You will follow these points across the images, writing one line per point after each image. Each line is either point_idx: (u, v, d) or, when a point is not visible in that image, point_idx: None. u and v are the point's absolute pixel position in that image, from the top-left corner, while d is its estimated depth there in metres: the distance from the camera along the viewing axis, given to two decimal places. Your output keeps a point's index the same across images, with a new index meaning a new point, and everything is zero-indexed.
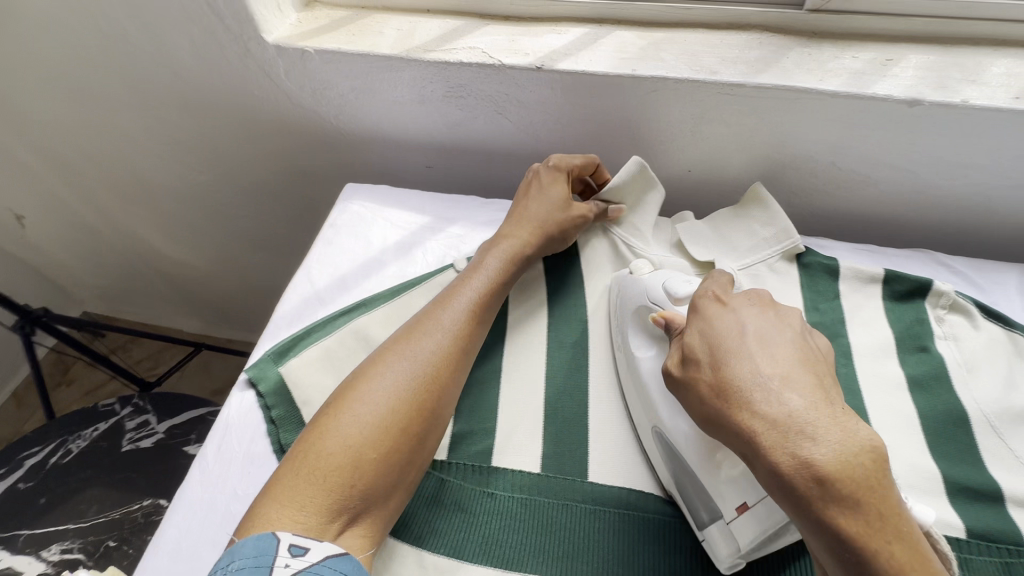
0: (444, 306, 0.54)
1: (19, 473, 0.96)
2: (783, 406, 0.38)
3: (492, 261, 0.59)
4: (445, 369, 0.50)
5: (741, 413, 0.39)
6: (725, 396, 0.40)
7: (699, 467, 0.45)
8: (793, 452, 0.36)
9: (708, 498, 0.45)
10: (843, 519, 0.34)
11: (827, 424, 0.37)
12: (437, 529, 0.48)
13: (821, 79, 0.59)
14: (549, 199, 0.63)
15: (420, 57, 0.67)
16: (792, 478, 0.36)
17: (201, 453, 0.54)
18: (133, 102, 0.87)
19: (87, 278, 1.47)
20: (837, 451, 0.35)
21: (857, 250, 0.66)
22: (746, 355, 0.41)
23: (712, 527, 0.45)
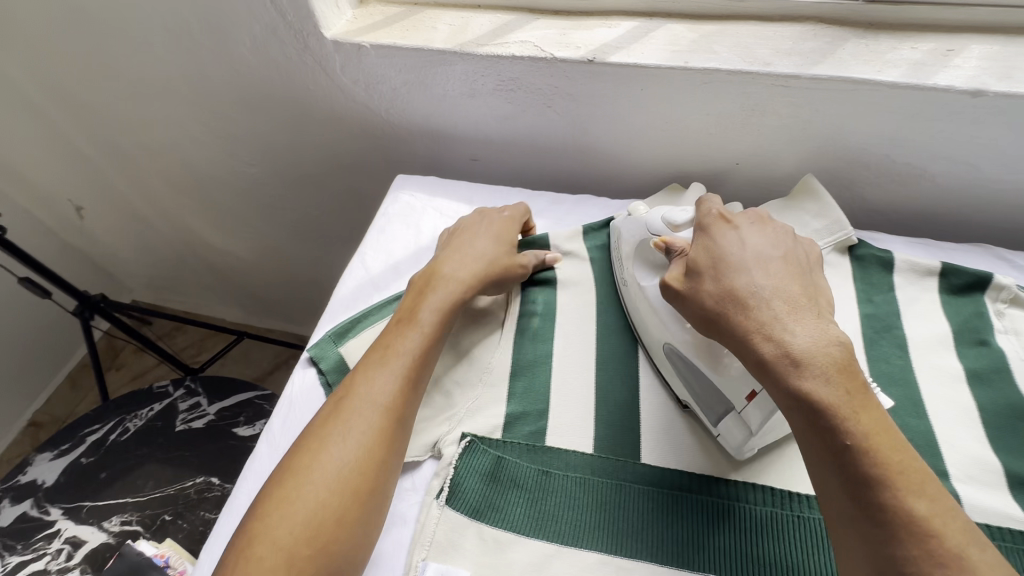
0: (370, 374, 0.50)
1: (82, 448, 1.01)
2: (771, 308, 0.42)
3: (427, 315, 0.55)
4: (392, 415, 0.48)
5: (739, 318, 0.43)
6: (723, 301, 0.44)
7: (710, 369, 0.49)
8: (777, 341, 0.41)
9: (720, 394, 0.50)
10: (821, 395, 0.38)
11: (805, 321, 0.41)
12: (494, 503, 0.49)
13: (879, 70, 0.59)
14: (488, 239, 0.63)
15: (473, 51, 0.69)
16: (772, 364, 0.40)
17: (267, 427, 0.57)
18: (193, 97, 0.92)
19: (137, 268, 1.54)
20: (809, 339, 0.40)
21: (912, 243, 0.66)
22: (742, 268, 0.45)
23: (726, 419, 0.50)
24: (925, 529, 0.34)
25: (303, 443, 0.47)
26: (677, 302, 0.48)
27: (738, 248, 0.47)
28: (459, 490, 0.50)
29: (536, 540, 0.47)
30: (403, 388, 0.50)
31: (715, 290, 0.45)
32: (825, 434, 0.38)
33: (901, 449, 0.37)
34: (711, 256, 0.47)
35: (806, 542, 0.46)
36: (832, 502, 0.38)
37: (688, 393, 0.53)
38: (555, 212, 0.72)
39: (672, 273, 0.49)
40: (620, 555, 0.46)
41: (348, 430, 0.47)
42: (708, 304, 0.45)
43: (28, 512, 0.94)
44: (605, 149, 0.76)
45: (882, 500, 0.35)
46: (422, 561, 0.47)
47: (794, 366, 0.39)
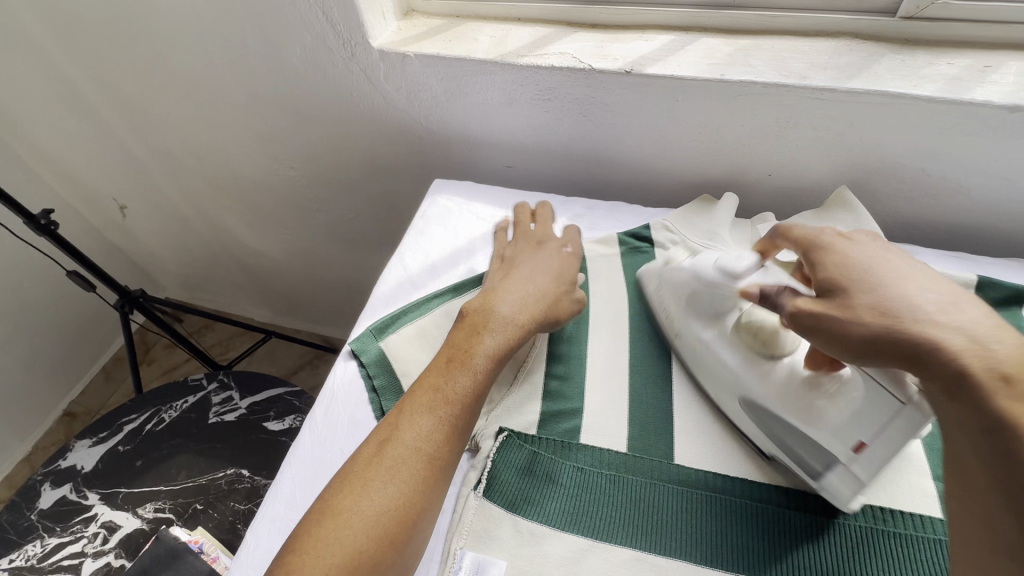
0: (420, 418, 0.48)
1: (119, 437, 1.05)
2: (966, 321, 0.36)
3: (483, 353, 0.52)
4: (452, 436, 0.47)
5: (911, 330, 0.37)
6: (891, 314, 0.38)
7: (807, 425, 0.47)
8: (980, 355, 0.34)
9: (820, 450, 0.47)
10: (1015, 413, 0.32)
11: (1009, 340, 0.35)
12: (529, 497, 0.50)
13: (916, 85, 0.60)
14: (544, 275, 0.60)
15: (514, 61, 0.72)
16: (973, 377, 0.34)
17: (310, 417, 0.59)
18: (240, 102, 0.96)
19: (172, 266, 1.59)
20: (1014, 354, 0.34)
21: (946, 257, 0.66)
22: (898, 281, 0.40)
23: (831, 473, 0.47)
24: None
25: (369, 454, 0.46)
26: (816, 334, 0.42)
27: (872, 258, 0.43)
28: (497, 484, 0.51)
29: (571, 534, 0.48)
30: (467, 409, 0.49)
31: (874, 307, 0.39)
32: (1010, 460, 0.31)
33: None
34: (853, 266, 0.43)
35: (837, 547, 0.47)
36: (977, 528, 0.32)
37: (777, 446, 0.51)
38: (588, 218, 0.74)
39: (798, 300, 0.44)
40: (652, 552, 0.47)
41: (410, 449, 0.46)
42: (871, 320, 0.39)
43: (67, 496, 0.98)
44: (637, 159, 0.78)
45: None
46: (461, 549, 0.48)
47: (1005, 384, 0.33)
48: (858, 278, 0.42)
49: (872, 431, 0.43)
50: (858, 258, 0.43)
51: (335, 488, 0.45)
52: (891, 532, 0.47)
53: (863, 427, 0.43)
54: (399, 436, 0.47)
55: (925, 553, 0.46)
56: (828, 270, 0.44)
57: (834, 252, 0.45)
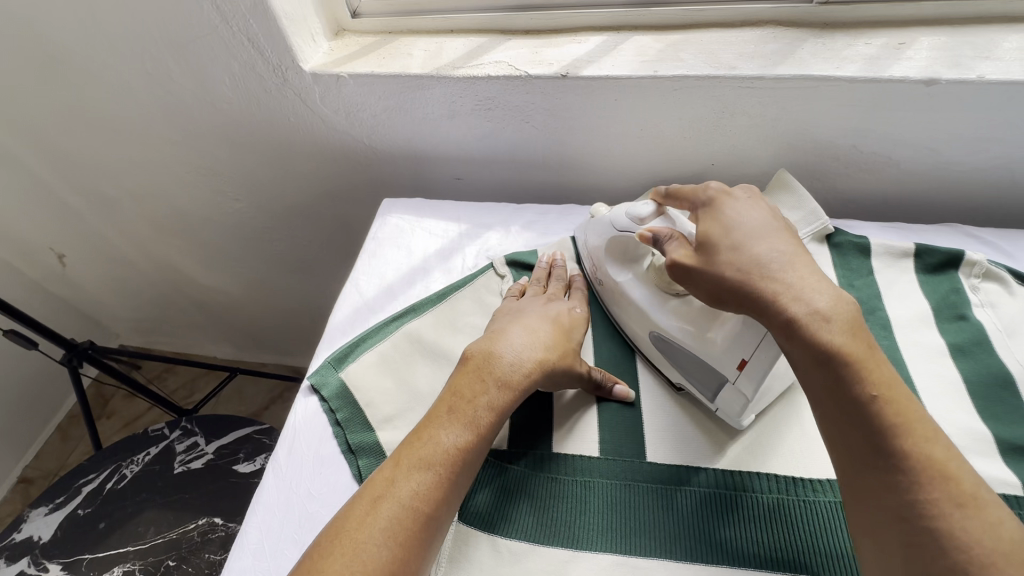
0: (414, 473, 0.45)
1: (77, 500, 0.99)
2: (792, 274, 0.46)
3: (483, 403, 0.49)
4: (450, 497, 0.45)
5: (758, 282, 0.46)
6: (745, 266, 0.47)
7: (696, 345, 0.53)
8: (804, 303, 0.43)
9: (711, 371, 0.53)
10: (843, 344, 0.41)
11: (822, 286, 0.44)
12: (505, 515, 0.50)
13: (837, 67, 0.62)
14: (541, 325, 0.57)
15: (450, 74, 0.71)
16: (802, 323, 0.43)
17: (272, 458, 0.56)
18: (172, 137, 0.92)
19: (122, 312, 1.51)
20: (826, 300, 0.43)
21: (885, 228, 0.68)
22: (758, 237, 0.49)
23: (722, 390, 0.53)
24: (941, 468, 0.36)
25: (361, 515, 0.43)
26: (687, 280, 0.51)
27: (748, 217, 0.51)
28: (471, 504, 0.50)
29: (550, 547, 0.48)
30: (463, 467, 0.46)
31: (733, 258, 0.48)
32: (848, 387, 0.40)
33: (908, 396, 0.40)
34: (724, 223, 0.51)
35: (811, 527, 0.47)
36: (844, 453, 0.40)
37: (679, 369, 0.57)
38: (541, 223, 0.74)
39: (677, 253, 0.51)
40: (633, 555, 0.47)
41: (408, 508, 0.43)
42: (728, 273, 0.47)
43: (25, 571, 0.91)
44: (583, 160, 0.79)
45: (898, 448, 0.38)
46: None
47: (826, 322, 0.42)
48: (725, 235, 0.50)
49: (751, 346, 0.49)
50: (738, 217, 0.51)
51: (348, 522, 0.43)
52: None
53: (744, 343, 0.49)
54: (415, 482, 0.44)
55: None
56: (705, 227, 0.52)
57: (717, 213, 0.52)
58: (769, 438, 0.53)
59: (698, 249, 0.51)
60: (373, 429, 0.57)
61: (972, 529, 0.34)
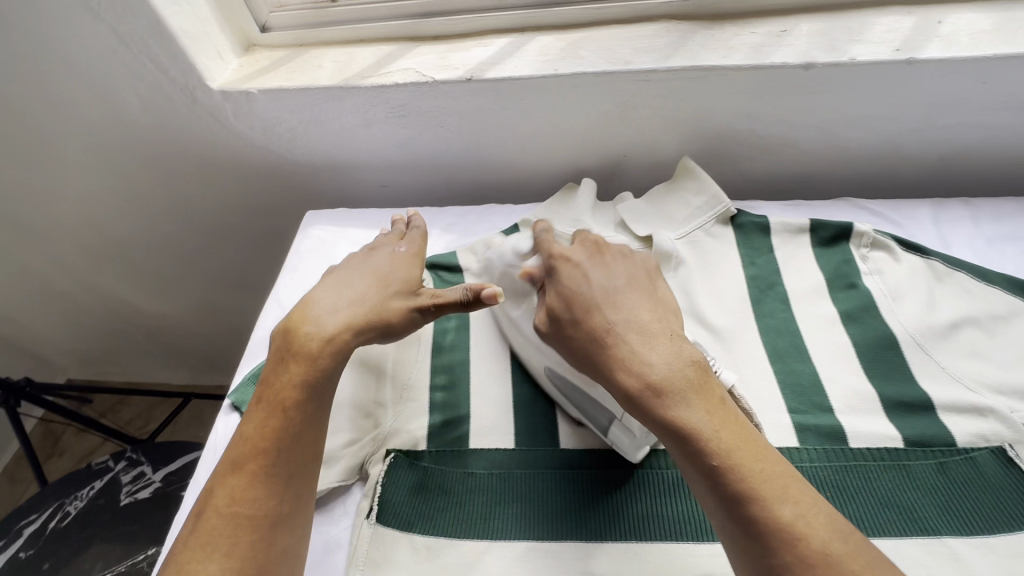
0: (232, 479, 0.44)
1: (19, 542, 0.95)
2: (629, 342, 0.44)
3: (285, 379, 0.48)
4: (281, 486, 0.44)
5: (600, 352, 0.44)
6: (588, 341, 0.46)
7: (587, 384, 0.51)
8: (638, 374, 0.42)
9: (600, 408, 0.51)
10: (680, 416, 0.39)
11: (658, 352, 0.43)
12: (422, 512, 0.51)
13: (724, 56, 0.65)
14: (368, 285, 0.54)
15: (359, 83, 0.72)
16: (636, 395, 0.41)
17: (195, 480, 0.57)
18: (89, 163, 0.90)
19: (64, 346, 1.47)
20: (663, 366, 0.42)
21: (786, 206, 0.72)
22: (602, 305, 0.47)
23: (613, 427, 0.50)
24: (797, 528, 0.34)
25: (191, 532, 0.42)
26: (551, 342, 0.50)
27: (589, 280, 0.49)
28: (388, 506, 0.51)
29: (466, 540, 0.49)
30: (285, 445, 0.45)
31: (578, 331, 0.47)
32: (692, 457, 0.38)
33: (759, 455, 0.38)
34: (569, 289, 0.50)
35: None
36: (720, 530, 0.37)
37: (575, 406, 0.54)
38: (461, 225, 0.75)
39: (540, 315, 0.51)
40: (546, 539, 0.48)
41: (224, 518, 0.42)
42: (576, 341, 0.47)
43: None
44: (502, 160, 0.80)
45: (751, 514, 0.35)
46: None
47: (655, 394, 0.40)
48: (572, 301, 0.48)
49: None
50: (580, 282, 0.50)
51: (165, 558, 0.42)
52: None
53: None
54: (216, 497, 0.43)
55: None
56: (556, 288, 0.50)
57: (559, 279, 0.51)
58: None
59: (548, 315, 0.50)
60: None
61: None
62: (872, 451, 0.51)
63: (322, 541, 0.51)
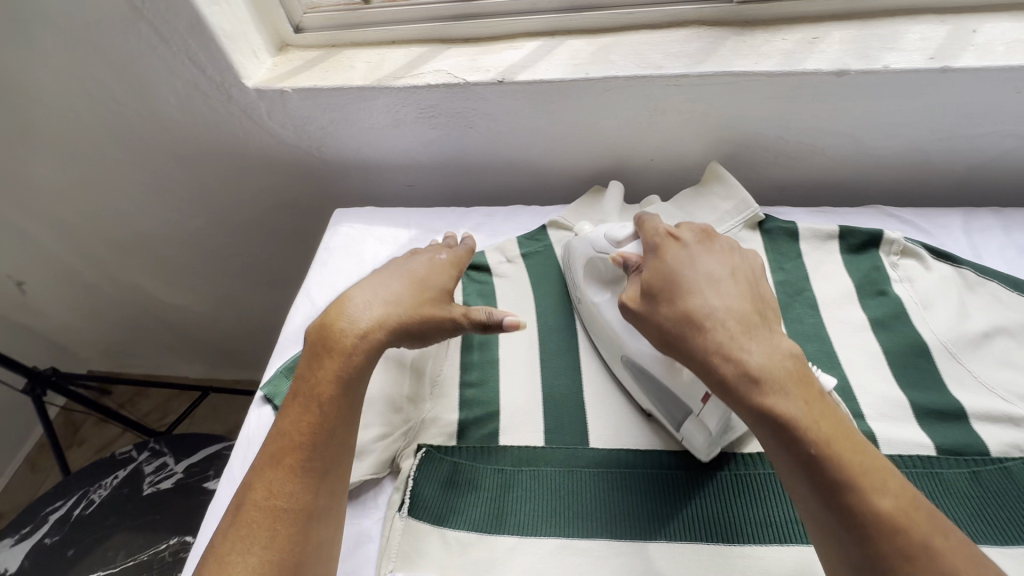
0: (265, 472, 0.46)
1: (44, 529, 0.97)
2: (726, 329, 0.42)
3: (322, 378, 0.49)
4: (317, 481, 0.47)
5: (692, 337, 0.43)
6: (682, 321, 0.44)
7: (665, 379, 0.51)
8: (737, 363, 0.40)
9: (675, 401, 0.51)
10: (780, 408, 0.38)
11: (755, 340, 0.41)
12: (454, 507, 0.51)
13: (755, 62, 0.66)
14: (402, 287, 0.55)
15: (391, 84, 0.73)
16: (735, 383, 0.40)
17: (227, 469, 0.58)
18: (122, 158, 0.92)
19: (87, 337, 1.49)
20: (761, 355, 0.40)
21: (813, 212, 0.72)
22: (691, 288, 0.45)
23: (687, 422, 0.51)
24: (892, 527, 0.35)
25: (226, 529, 0.44)
26: (634, 321, 0.48)
27: (693, 266, 0.47)
28: (420, 500, 0.52)
29: (498, 535, 0.49)
30: (319, 445, 0.47)
31: (671, 309, 0.45)
32: (791, 447, 0.38)
33: (855, 447, 0.38)
34: (660, 271, 0.47)
35: (739, 498, 0.50)
36: (804, 511, 0.39)
37: (648, 397, 0.55)
38: (489, 225, 0.76)
39: (627, 292, 0.49)
40: (577, 537, 0.49)
41: (264, 510, 0.44)
42: (666, 324, 0.45)
43: None
44: (529, 161, 0.81)
45: (848, 509, 0.36)
46: (391, 572, 0.48)
47: (758, 385, 0.39)
48: (659, 282, 0.47)
49: None
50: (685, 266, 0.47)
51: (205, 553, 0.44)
52: None
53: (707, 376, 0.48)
54: (255, 493, 0.46)
55: None
56: (652, 270, 0.48)
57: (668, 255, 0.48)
58: None
59: (641, 293, 0.48)
60: None
61: None
62: (903, 458, 0.51)
63: (353, 533, 0.52)
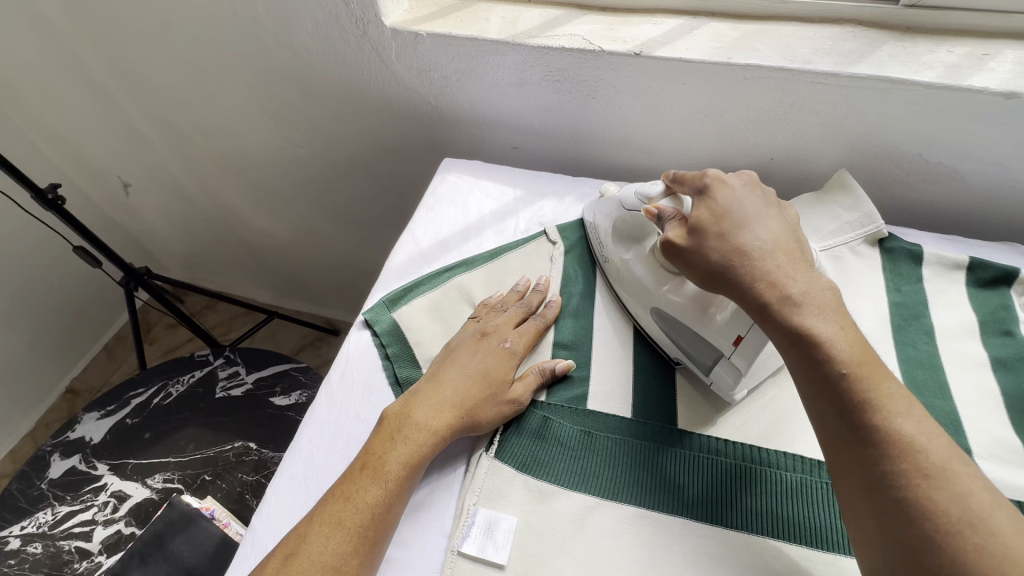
0: (325, 531, 0.46)
1: (127, 410, 1.06)
2: (773, 258, 0.47)
3: (394, 463, 0.50)
4: (368, 549, 0.46)
5: (740, 264, 0.48)
6: (731, 253, 0.48)
7: (697, 323, 0.55)
8: (778, 285, 0.46)
9: (707, 346, 0.55)
10: (815, 327, 0.43)
11: (799, 271, 0.47)
12: (539, 459, 0.53)
13: (916, 71, 0.62)
14: (472, 381, 0.55)
15: (525, 42, 0.73)
16: (776, 303, 0.45)
17: (325, 381, 0.61)
18: (248, 78, 0.96)
19: (172, 246, 1.59)
20: (803, 283, 0.45)
21: (940, 239, 0.68)
22: (744, 224, 0.50)
23: (717, 365, 0.55)
24: (908, 444, 0.37)
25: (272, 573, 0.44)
26: (678, 262, 0.52)
27: (741, 204, 0.52)
28: (508, 446, 0.54)
29: (578, 493, 0.51)
30: (378, 524, 0.47)
31: (720, 246, 0.49)
32: (819, 364, 0.42)
33: (885, 376, 0.41)
34: (713, 209, 0.52)
35: (833, 507, 0.49)
36: (826, 437, 0.42)
37: (677, 345, 0.58)
38: (596, 197, 0.76)
39: (670, 232, 0.53)
40: (657, 511, 0.50)
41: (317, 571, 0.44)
42: (714, 257, 0.49)
43: (76, 466, 0.99)
44: (643, 141, 0.80)
45: (874, 431, 0.39)
46: (473, 505, 0.50)
47: (796, 306, 0.44)
48: (711, 221, 0.51)
49: (747, 323, 0.52)
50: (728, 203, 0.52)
51: None
52: None
53: (740, 320, 0.52)
54: (306, 550, 0.45)
55: None
56: (700, 210, 0.52)
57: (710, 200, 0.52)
58: (800, 422, 0.55)
59: (686, 233, 0.52)
60: (420, 367, 0.61)
61: (937, 499, 0.35)
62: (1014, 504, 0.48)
63: (439, 464, 0.54)
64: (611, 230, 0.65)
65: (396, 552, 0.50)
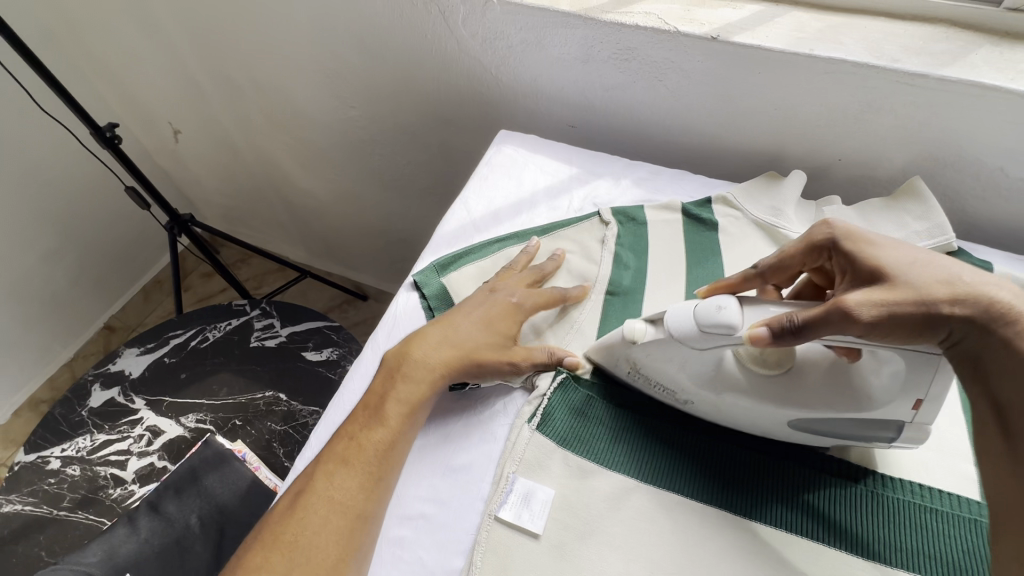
0: (332, 468, 0.48)
1: (165, 349, 1.09)
2: (987, 281, 0.41)
3: (393, 404, 0.51)
4: (372, 486, 0.48)
5: (968, 296, 0.40)
6: (947, 285, 0.41)
7: (858, 411, 0.47)
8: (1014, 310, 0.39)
9: (882, 424, 0.48)
10: None
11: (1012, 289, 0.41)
12: (579, 436, 0.53)
13: (1011, 79, 0.59)
14: (474, 326, 0.56)
15: (598, 16, 0.72)
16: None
17: (372, 337, 0.62)
18: (308, 33, 0.96)
19: (214, 197, 1.61)
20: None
21: (1013, 259, 0.65)
22: (929, 254, 0.43)
23: (898, 436, 0.49)
24: None
25: (286, 510, 0.47)
26: (886, 324, 0.41)
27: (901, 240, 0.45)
28: (551, 419, 0.53)
29: (617, 473, 0.51)
30: (382, 459, 0.49)
31: (930, 279, 0.41)
32: None
33: None
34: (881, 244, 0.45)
35: (877, 515, 0.48)
36: None
37: (832, 440, 0.51)
38: (652, 181, 0.74)
39: (859, 299, 0.41)
40: (695, 498, 0.49)
41: (323, 504, 0.46)
42: (937, 299, 0.40)
43: (115, 398, 1.03)
44: (706, 130, 0.78)
45: None
46: (512, 473, 0.51)
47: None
48: (893, 257, 0.43)
49: (919, 383, 0.46)
50: (880, 235, 0.46)
51: (262, 527, 0.47)
52: (925, 506, 0.49)
53: (911, 382, 0.46)
54: (315, 485, 0.48)
55: (960, 531, 0.47)
56: (870, 254, 0.44)
57: (858, 237, 0.46)
58: None
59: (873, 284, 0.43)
60: None
61: None
62: None
63: (481, 428, 0.55)
64: (678, 368, 0.51)
65: (432, 508, 0.51)
